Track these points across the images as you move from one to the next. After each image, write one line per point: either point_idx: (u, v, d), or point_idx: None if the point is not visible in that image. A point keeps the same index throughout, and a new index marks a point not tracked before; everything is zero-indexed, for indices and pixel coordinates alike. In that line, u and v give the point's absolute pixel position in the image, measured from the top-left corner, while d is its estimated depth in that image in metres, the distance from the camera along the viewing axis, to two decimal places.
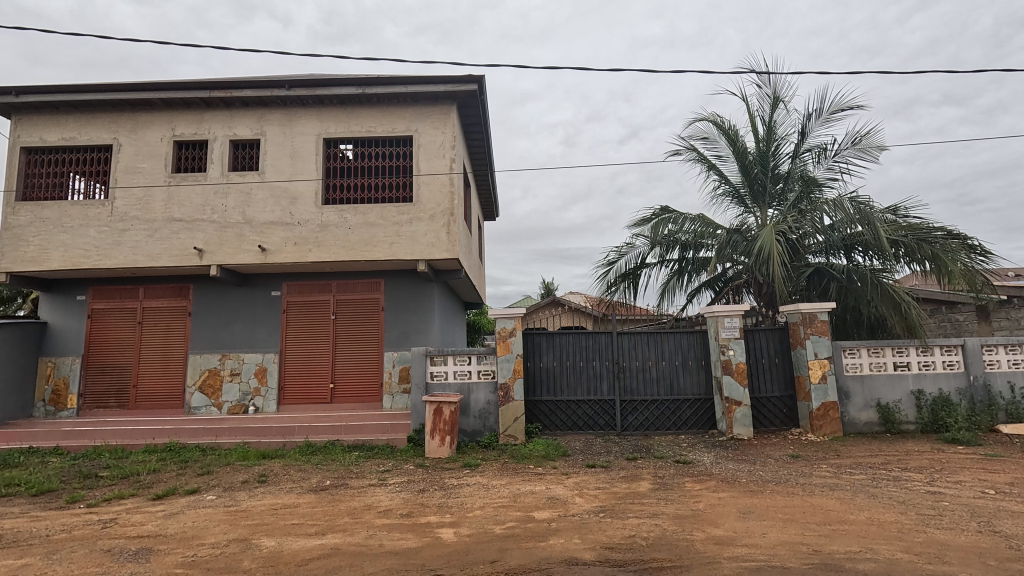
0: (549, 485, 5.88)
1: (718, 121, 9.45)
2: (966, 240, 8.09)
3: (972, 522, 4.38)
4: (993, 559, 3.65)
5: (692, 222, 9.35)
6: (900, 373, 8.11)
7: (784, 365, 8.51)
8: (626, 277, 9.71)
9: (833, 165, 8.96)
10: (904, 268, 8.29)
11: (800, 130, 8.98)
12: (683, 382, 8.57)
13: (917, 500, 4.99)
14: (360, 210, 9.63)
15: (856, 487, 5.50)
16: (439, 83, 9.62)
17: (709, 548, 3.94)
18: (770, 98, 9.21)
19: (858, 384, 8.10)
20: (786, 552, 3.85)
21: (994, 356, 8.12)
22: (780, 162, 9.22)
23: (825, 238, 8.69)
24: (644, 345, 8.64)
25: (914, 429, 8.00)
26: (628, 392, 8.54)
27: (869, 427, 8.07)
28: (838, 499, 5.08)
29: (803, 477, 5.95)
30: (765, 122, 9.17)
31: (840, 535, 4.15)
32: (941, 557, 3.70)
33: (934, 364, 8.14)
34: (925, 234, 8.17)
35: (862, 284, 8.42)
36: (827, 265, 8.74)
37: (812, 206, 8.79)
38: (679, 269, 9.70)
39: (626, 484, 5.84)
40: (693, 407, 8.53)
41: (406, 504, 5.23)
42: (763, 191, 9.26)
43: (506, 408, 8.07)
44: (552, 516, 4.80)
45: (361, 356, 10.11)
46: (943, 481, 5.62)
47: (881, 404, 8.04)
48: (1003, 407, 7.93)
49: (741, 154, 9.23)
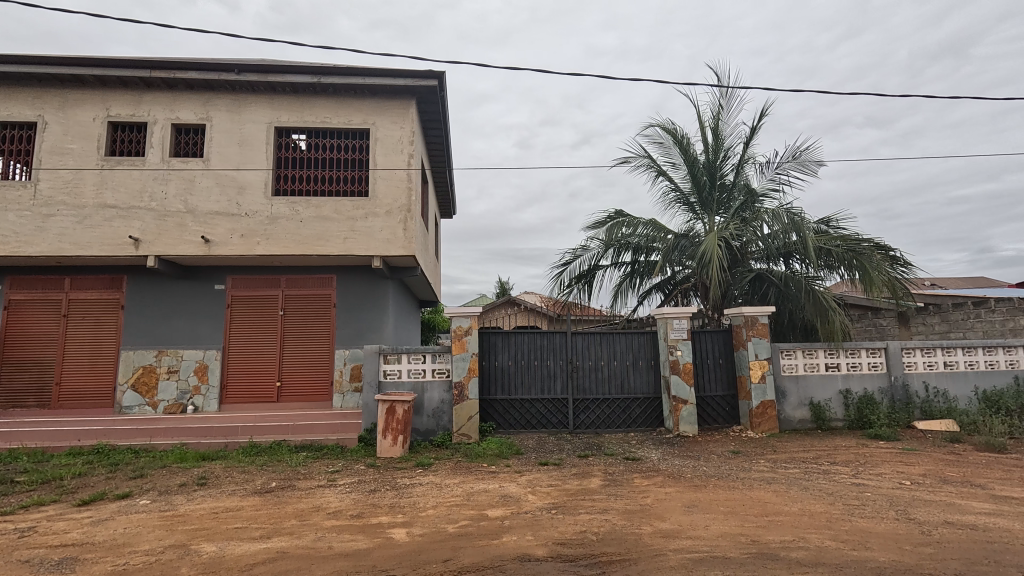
0: (502, 483, 5.92)
1: (670, 130, 9.78)
2: (888, 251, 8.75)
3: (891, 511, 4.76)
4: (908, 544, 3.98)
5: (644, 226, 9.68)
6: (831, 374, 8.69)
7: (727, 366, 8.92)
8: (581, 279, 9.93)
9: (773, 176, 9.44)
10: (835, 277, 8.86)
11: (743, 142, 9.44)
12: (634, 382, 8.83)
13: (844, 492, 5.36)
14: (312, 203, 9.31)
15: (790, 480, 5.85)
16: (399, 77, 9.45)
17: (656, 541, 4.08)
18: (718, 110, 9.59)
19: (793, 384, 8.62)
20: (727, 543, 4.05)
21: (912, 358, 8.83)
22: (727, 171, 9.64)
23: (764, 246, 9.17)
24: (597, 345, 8.83)
25: (842, 425, 8.60)
26: (581, 391, 8.70)
27: (802, 424, 8.60)
28: (774, 492, 5.39)
29: (742, 472, 6.27)
30: (714, 132, 9.55)
31: (775, 526, 4.40)
32: (864, 543, 4.01)
33: (860, 365, 8.77)
34: (854, 245, 8.77)
35: (796, 290, 8.93)
36: (768, 271, 9.22)
37: (754, 214, 9.23)
38: (631, 271, 10.01)
39: (577, 481, 5.96)
40: (642, 406, 8.79)
41: (357, 505, 5.12)
42: (711, 199, 9.65)
43: (460, 407, 8.03)
44: (505, 514, 4.82)
45: (310, 353, 9.80)
46: (866, 474, 6.07)
47: (814, 403, 8.59)
48: (919, 405, 8.63)
49: (691, 163, 9.61)
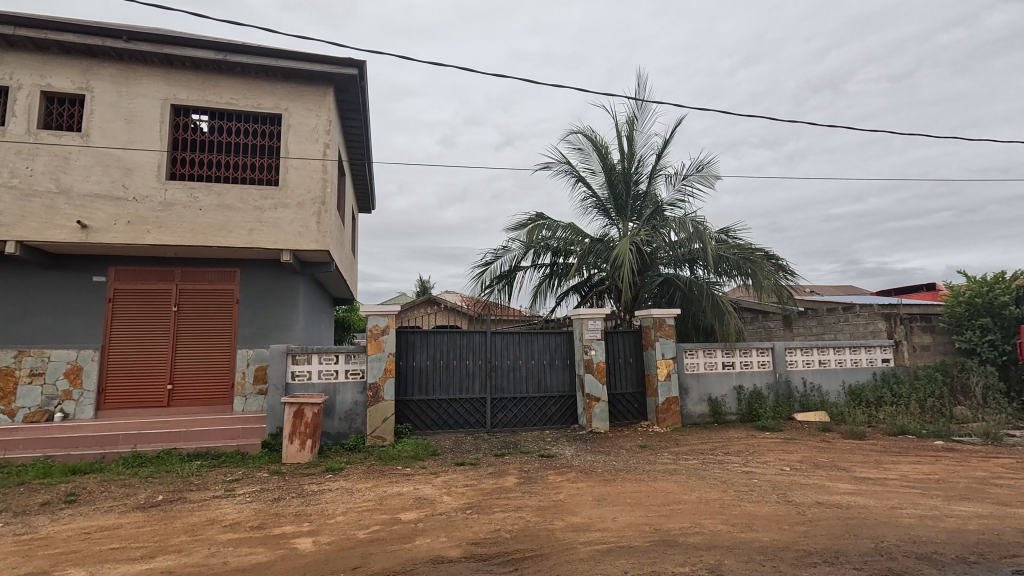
0: (416, 485, 5.80)
1: (589, 137, 10.15)
2: (776, 260, 9.69)
3: (773, 495, 5.27)
4: (787, 524, 4.43)
5: (563, 229, 9.97)
6: (727, 371, 9.48)
7: (637, 365, 9.42)
8: (502, 279, 10.02)
9: (680, 187, 10.11)
10: (731, 282, 9.65)
11: (655, 153, 10.01)
12: (550, 380, 9.05)
13: (735, 479, 5.86)
14: (213, 190, 8.57)
15: (689, 471, 6.30)
16: (316, 62, 8.96)
17: (567, 535, 4.21)
18: (633, 121, 10.08)
19: (695, 381, 9.29)
20: (633, 533, 4.27)
21: (794, 357, 9.85)
22: (640, 180, 10.17)
23: (671, 252, 9.79)
24: (516, 345, 8.95)
25: (735, 418, 9.40)
26: (499, 391, 8.77)
27: (702, 418, 9.29)
28: (675, 482, 5.77)
29: (648, 465, 6.64)
30: (629, 142, 10.04)
31: (675, 514, 4.71)
32: (750, 525, 4.40)
33: (751, 363, 9.64)
34: (748, 253, 9.60)
35: (698, 294, 9.63)
36: (674, 276, 9.86)
37: (663, 222, 9.81)
38: (550, 273, 10.27)
39: (493, 480, 5.99)
40: (557, 404, 9.04)
41: (258, 515, 4.77)
42: (625, 206, 10.13)
43: (374, 409, 7.77)
44: (419, 517, 4.73)
45: (208, 353, 9.02)
46: (754, 462, 6.69)
47: (711, 398, 9.31)
48: (799, 399, 9.65)
49: (607, 170, 10.04)
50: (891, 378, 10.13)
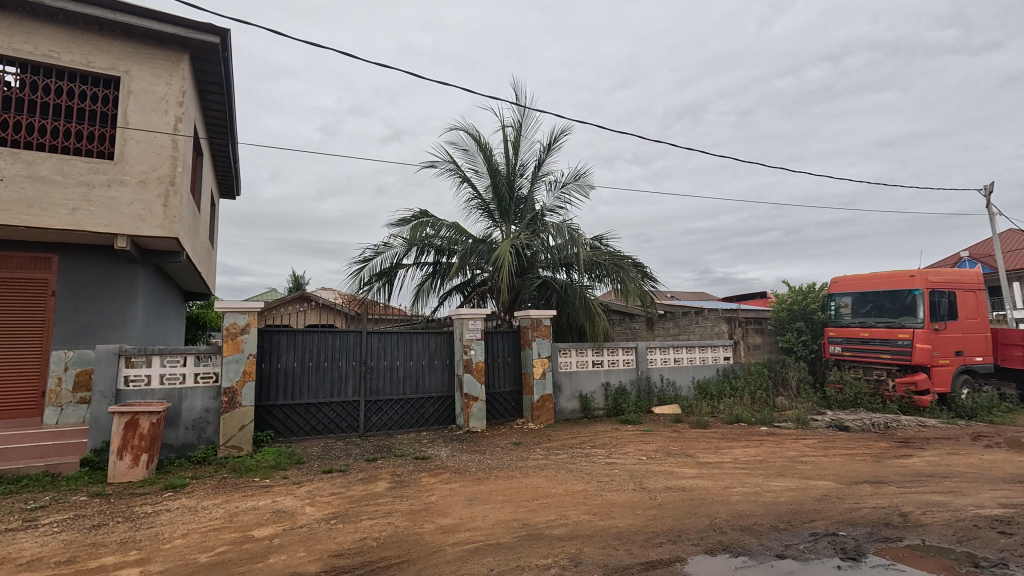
0: (275, 498, 5.33)
1: (475, 138, 10.21)
2: (642, 267, 10.58)
3: (631, 483, 5.74)
4: (640, 509, 4.84)
5: (447, 228, 9.91)
6: (596, 369, 10.14)
7: (514, 364, 9.66)
8: (382, 277, 9.68)
9: (559, 194, 10.59)
10: (602, 287, 10.31)
11: (537, 160, 10.37)
12: (429, 381, 8.92)
13: (598, 471, 6.27)
14: (21, 158, 7.09)
15: (558, 465, 6.60)
16: (168, 23, 7.86)
17: (436, 538, 4.16)
18: (518, 126, 10.34)
19: (567, 379, 9.80)
20: (501, 529, 4.35)
21: (654, 356, 10.84)
22: (523, 185, 10.46)
23: (549, 256, 10.20)
24: (393, 345, 8.68)
25: (602, 413, 10.08)
26: (374, 393, 8.43)
27: (573, 414, 9.81)
28: (545, 477, 6.01)
29: (520, 461, 6.84)
30: (513, 147, 10.28)
31: (543, 507, 4.90)
32: (608, 513, 4.73)
33: (618, 361, 10.42)
34: (618, 260, 10.32)
35: (573, 297, 10.16)
36: (551, 279, 10.30)
37: (542, 226, 10.18)
38: (433, 272, 10.18)
39: (362, 486, 5.72)
40: (435, 405, 8.93)
41: (67, 548, 4.02)
42: (508, 209, 10.36)
43: (229, 416, 7.00)
44: (275, 532, 4.34)
45: (9, 356, 7.43)
46: (616, 453, 7.22)
47: (582, 395, 9.89)
48: (657, 394, 10.63)
49: (492, 173, 10.18)
50: (730, 373, 11.60)
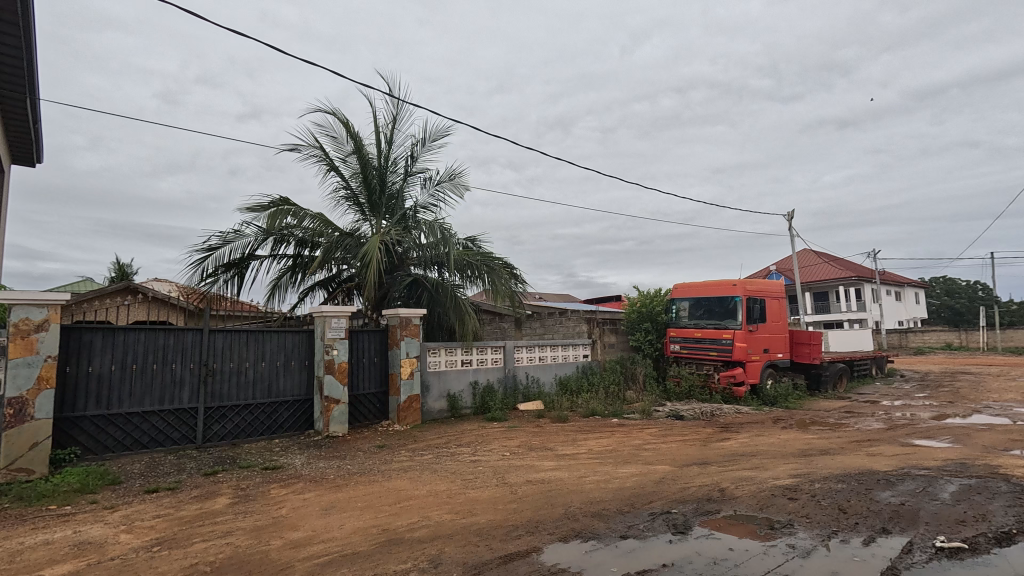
0: (79, 527, 4.45)
1: (345, 125, 9.63)
2: (512, 269, 10.89)
3: (493, 479, 5.87)
4: (501, 504, 4.96)
5: (310, 219, 9.22)
6: (464, 368, 10.21)
7: (380, 364, 9.31)
8: (231, 268, 8.68)
9: (433, 192, 10.46)
10: (474, 287, 10.37)
11: (411, 155, 10.12)
12: (283, 384, 8.19)
13: (463, 469, 6.31)
14: None
15: (423, 466, 6.50)
16: None
17: (284, 554, 3.82)
18: (392, 118, 9.97)
19: (435, 378, 9.73)
20: (358, 537, 4.15)
21: (520, 354, 11.25)
22: (396, 179, 10.14)
23: (421, 254, 10.01)
24: (242, 345, 7.81)
25: (469, 412, 10.18)
26: (216, 398, 7.50)
27: (440, 414, 9.76)
28: (409, 479, 5.88)
29: (383, 464, 6.60)
30: (386, 139, 9.91)
31: (404, 510, 4.78)
32: (471, 510, 4.77)
33: (486, 360, 10.62)
34: (489, 261, 10.45)
35: (444, 296, 10.11)
36: (422, 277, 10.13)
37: (415, 223, 9.94)
38: (293, 265, 9.44)
39: (197, 504, 5.04)
40: (290, 409, 8.23)
41: None
42: (379, 203, 9.96)
43: (15, 433, 5.69)
44: (75, 570, 3.61)
45: None
46: (481, 451, 7.33)
47: (450, 394, 9.88)
48: (522, 391, 11.04)
49: (363, 164, 9.70)
50: (588, 370, 12.49)
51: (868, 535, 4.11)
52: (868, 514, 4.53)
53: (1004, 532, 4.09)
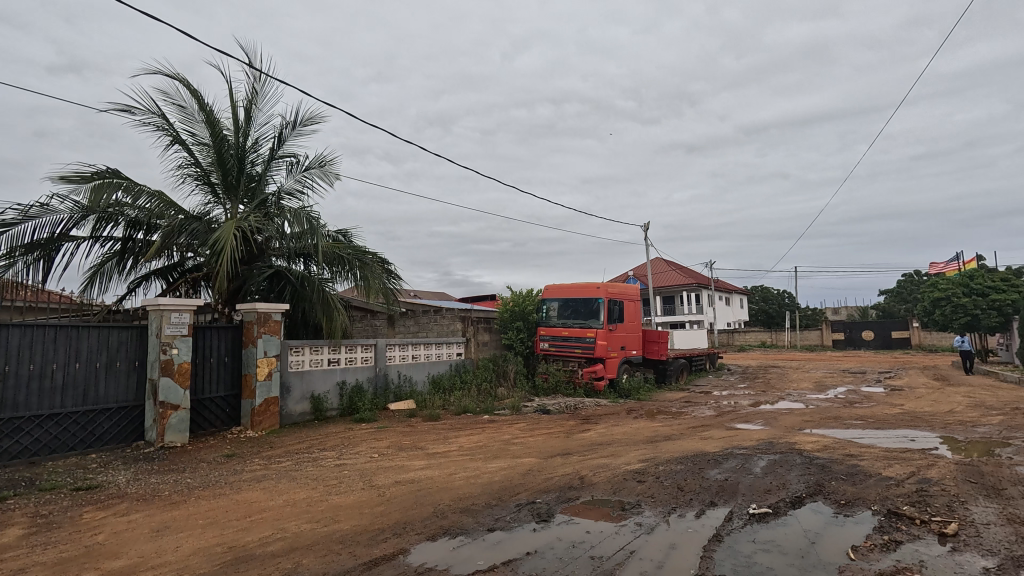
0: None
1: (195, 95, 8.50)
2: (387, 264, 10.54)
3: (360, 482, 5.62)
4: (367, 508, 4.76)
5: (147, 197, 7.99)
6: (331, 368, 9.64)
7: (232, 364, 8.39)
8: (36, 250, 7.20)
9: (300, 178, 9.69)
10: (344, 282, 9.79)
11: (276, 136, 9.26)
12: (104, 389, 6.96)
13: (326, 474, 5.95)
14: None
15: (280, 474, 5.98)
16: None
17: None
18: (255, 93, 9.01)
19: (298, 379, 9.04)
20: (199, 559, 3.68)
21: (393, 353, 10.92)
22: (257, 161, 9.20)
23: (284, 245, 9.17)
24: (47, 343, 6.49)
25: (335, 414, 9.62)
26: (8, 408, 6.12)
27: (302, 417, 9.09)
28: (263, 490, 5.36)
29: (232, 475, 5.94)
30: (247, 116, 8.95)
31: (256, 524, 4.35)
32: (334, 517, 4.51)
33: (356, 359, 10.14)
34: (362, 255, 9.90)
35: (310, 290, 9.45)
36: (285, 269, 9.35)
37: (278, 211, 9.04)
38: (122, 250, 8.17)
39: None
40: (112, 419, 7.01)
41: None
42: (235, 185, 8.96)
43: None
44: None
45: None
46: (347, 454, 6.97)
47: (314, 396, 9.24)
48: (393, 390, 10.73)
49: (216, 140, 8.65)
50: (462, 368, 12.56)
51: (699, 508, 4.72)
52: (700, 490, 5.20)
53: (797, 496, 4.98)
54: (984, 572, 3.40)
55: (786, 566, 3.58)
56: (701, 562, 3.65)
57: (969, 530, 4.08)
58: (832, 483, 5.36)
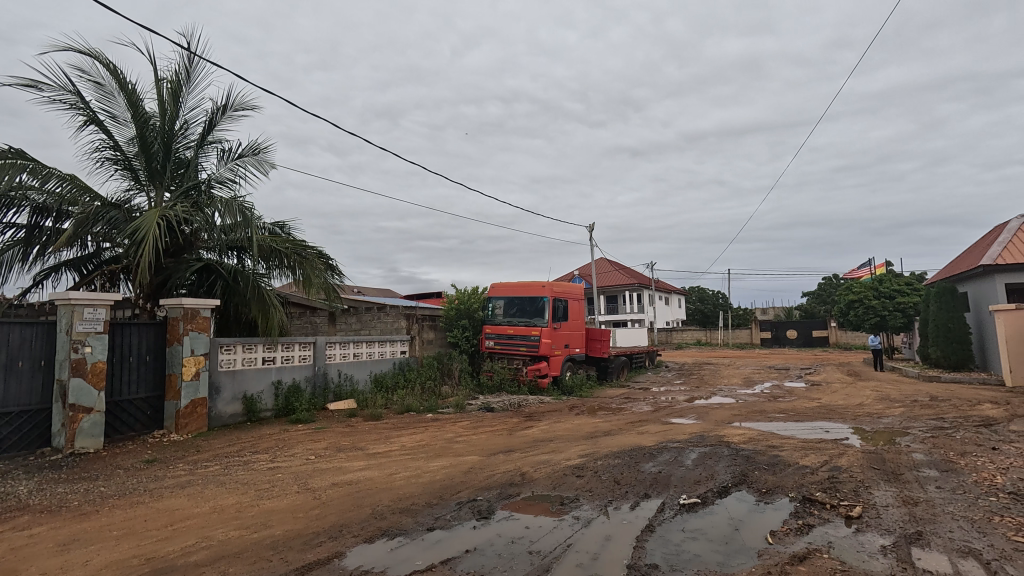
0: None
1: (115, 72, 7.86)
2: (327, 260, 10.18)
3: (294, 485, 5.42)
4: (302, 512, 4.60)
5: (57, 181, 7.32)
6: (266, 367, 9.21)
7: (154, 364, 7.84)
8: None
9: (233, 167, 9.19)
10: (280, 278, 9.35)
11: (207, 122, 8.73)
12: (4, 391, 6.31)
13: (257, 478, 5.68)
14: None
15: (207, 479, 5.65)
16: None
17: None
18: (184, 75, 8.45)
19: (228, 379, 8.58)
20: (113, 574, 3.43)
21: (333, 351, 10.58)
22: (186, 147, 8.64)
23: (214, 237, 8.57)
24: None
25: (270, 415, 9.20)
26: None
27: (233, 419, 8.63)
28: (187, 496, 5.05)
29: (153, 482, 5.56)
30: (175, 98, 8.38)
31: (179, 533, 4.10)
32: (265, 523, 4.33)
33: (293, 358, 9.75)
34: (301, 249, 9.45)
35: (243, 285, 9.00)
36: (216, 263, 8.86)
37: (209, 200, 8.43)
38: (28, 238, 7.46)
39: None
40: (13, 424, 6.36)
41: None
42: (160, 172, 8.37)
43: None
44: None
45: None
46: (281, 456, 6.70)
47: (246, 396, 8.80)
48: (333, 389, 10.40)
49: (139, 123, 8.05)
50: (405, 366, 12.35)
51: (634, 500, 4.91)
52: (635, 483, 5.40)
53: (724, 486, 5.28)
54: (882, 549, 3.75)
55: (712, 553, 3.79)
56: (635, 552, 3.80)
57: (870, 512, 4.48)
58: (755, 473, 5.72)
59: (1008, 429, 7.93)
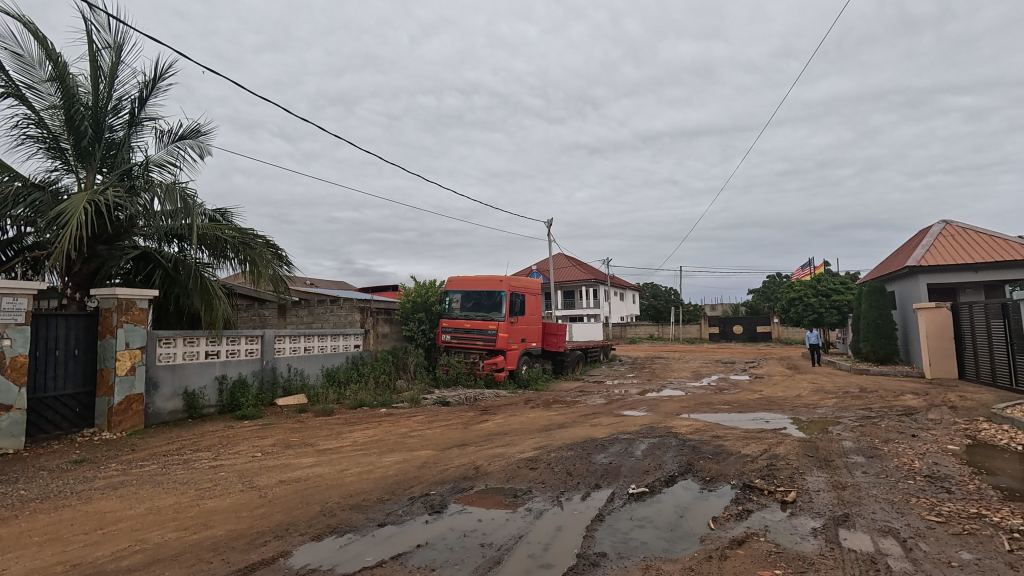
0: None
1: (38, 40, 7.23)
2: (276, 251, 9.80)
3: (238, 484, 5.20)
4: (246, 511, 4.43)
5: None
6: (209, 361, 8.79)
7: (84, 358, 7.32)
8: None
9: (170, 149, 8.67)
10: (225, 268, 8.95)
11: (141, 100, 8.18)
12: None
13: (198, 478, 5.42)
14: None
15: (143, 480, 5.35)
16: None
17: None
18: (114, 48, 7.85)
19: (168, 374, 8.14)
20: None
21: (282, 345, 10.21)
22: (119, 127, 8.08)
23: (149, 225, 8.06)
24: None
25: (213, 411, 8.80)
26: None
27: (172, 416, 8.20)
28: (120, 498, 4.76)
29: (81, 484, 5.21)
30: (105, 74, 7.80)
31: (111, 536, 3.87)
32: (206, 523, 4.14)
33: (238, 351, 9.37)
34: (248, 239, 9.00)
35: (184, 275, 8.56)
36: (155, 251, 8.36)
37: (146, 184, 7.95)
38: None
39: None
40: None
41: None
42: (91, 152, 7.81)
43: None
44: None
45: None
46: (225, 454, 6.42)
47: (187, 391, 8.37)
48: (282, 384, 10.06)
49: (65, 98, 7.45)
50: (359, 360, 12.08)
51: (585, 491, 5.02)
52: (587, 474, 5.52)
53: (670, 476, 5.48)
54: (813, 531, 3.99)
55: (658, 539, 3.92)
56: (584, 541, 3.88)
57: (803, 496, 4.77)
58: (700, 462, 5.97)
59: (927, 418, 8.60)
